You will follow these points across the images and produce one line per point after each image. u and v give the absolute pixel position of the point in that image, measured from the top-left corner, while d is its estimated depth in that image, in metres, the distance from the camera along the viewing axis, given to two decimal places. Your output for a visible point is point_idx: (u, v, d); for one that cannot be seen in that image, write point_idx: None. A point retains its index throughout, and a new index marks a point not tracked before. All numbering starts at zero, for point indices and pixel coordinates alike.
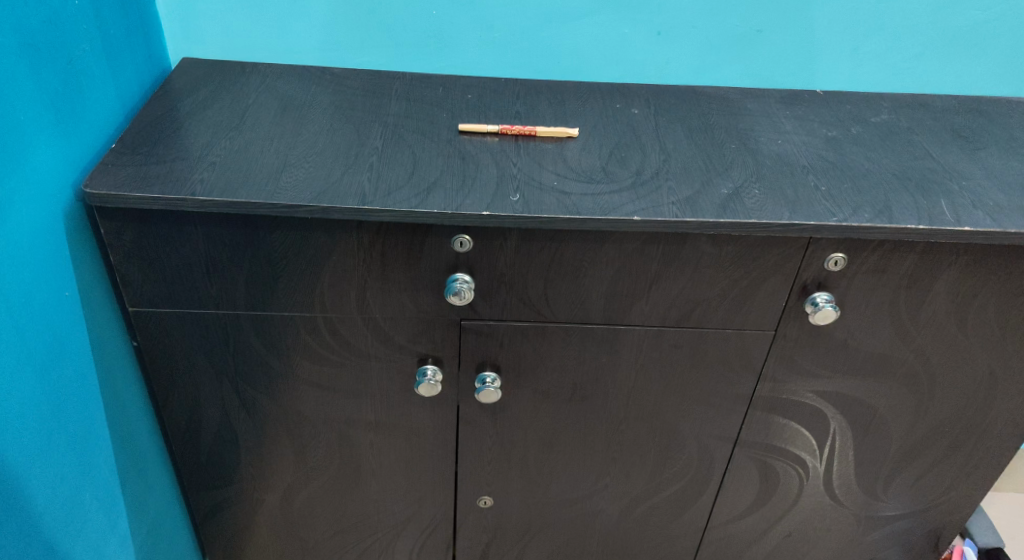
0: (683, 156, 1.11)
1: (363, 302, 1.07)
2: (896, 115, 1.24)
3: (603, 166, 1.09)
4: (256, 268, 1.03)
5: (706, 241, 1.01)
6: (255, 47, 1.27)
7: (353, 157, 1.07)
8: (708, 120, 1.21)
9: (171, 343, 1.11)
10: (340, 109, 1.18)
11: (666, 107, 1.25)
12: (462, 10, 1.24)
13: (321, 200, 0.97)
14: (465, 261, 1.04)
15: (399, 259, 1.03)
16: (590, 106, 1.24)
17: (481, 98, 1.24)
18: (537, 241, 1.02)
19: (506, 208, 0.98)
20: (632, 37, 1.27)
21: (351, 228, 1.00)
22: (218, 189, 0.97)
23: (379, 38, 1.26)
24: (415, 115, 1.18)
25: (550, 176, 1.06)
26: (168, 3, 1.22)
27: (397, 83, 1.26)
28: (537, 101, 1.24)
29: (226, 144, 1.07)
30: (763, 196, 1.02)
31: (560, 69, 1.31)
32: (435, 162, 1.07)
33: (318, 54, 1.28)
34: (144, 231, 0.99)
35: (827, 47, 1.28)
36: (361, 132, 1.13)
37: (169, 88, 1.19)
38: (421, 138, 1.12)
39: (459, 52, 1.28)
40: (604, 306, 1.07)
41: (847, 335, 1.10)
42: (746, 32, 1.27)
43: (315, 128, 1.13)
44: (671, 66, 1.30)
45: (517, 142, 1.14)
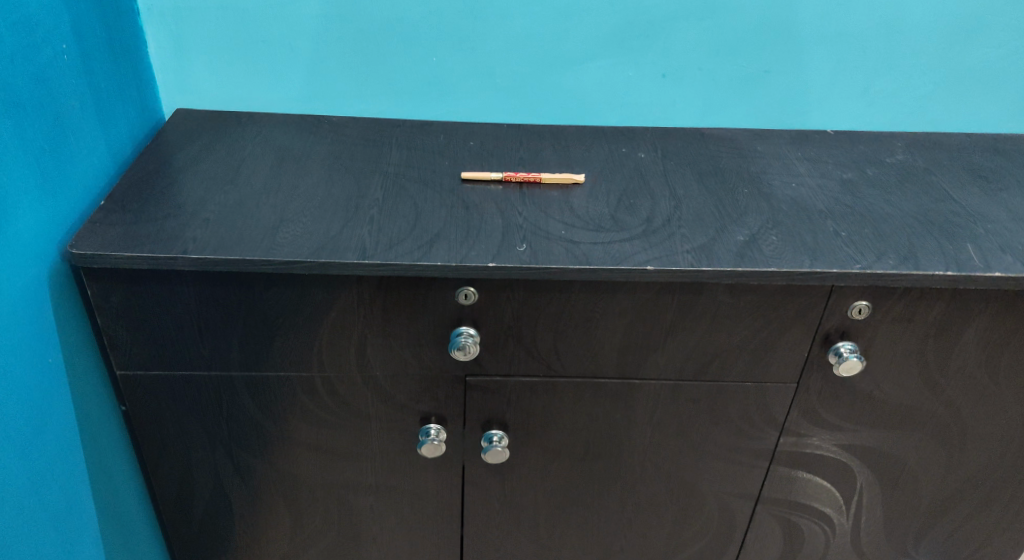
0: (695, 202, 1.07)
1: (363, 360, 1.02)
2: (911, 155, 1.20)
3: (612, 214, 1.05)
4: (251, 327, 0.98)
5: (723, 291, 0.96)
6: (251, 97, 1.24)
7: (352, 209, 1.03)
8: (717, 163, 1.17)
9: (161, 407, 1.05)
10: (338, 160, 1.14)
11: (674, 151, 1.21)
12: (463, 56, 1.21)
13: (319, 255, 0.93)
14: (470, 315, 0.99)
15: (402, 315, 0.98)
16: (596, 151, 1.20)
17: (483, 144, 1.21)
18: (546, 294, 0.97)
19: (513, 260, 0.94)
20: (637, 80, 1.24)
21: (350, 283, 0.95)
22: (211, 246, 0.93)
23: (377, 86, 1.23)
24: (416, 164, 1.14)
25: (558, 225, 1.02)
26: (161, 55, 1.19)
27: (397, 131, 1.23)
28: (541, 147, 1.21)
29: (221, 199, 1.03)
30: (781, 243, 0.98)
31: (564, 114, 1.27)
32: (437, 212, 1.03)
33: (315, 103, 1.25)
34: (133, 292, 0.95)
35: (836, 87, 1.25)
36: (361, 183, 1.09)
37: (162, 141, 1.16)
38: (422, 188, 1.08)
39: (460, 98, 1.25)
40: (617, 361, 1.02)
41: (873, 386, 1.04)
42: (753, 74, 1.24)
43: (312, 180, 1.09)
44: (677, 109, 1.27)
45: (522, 190, 1.10)
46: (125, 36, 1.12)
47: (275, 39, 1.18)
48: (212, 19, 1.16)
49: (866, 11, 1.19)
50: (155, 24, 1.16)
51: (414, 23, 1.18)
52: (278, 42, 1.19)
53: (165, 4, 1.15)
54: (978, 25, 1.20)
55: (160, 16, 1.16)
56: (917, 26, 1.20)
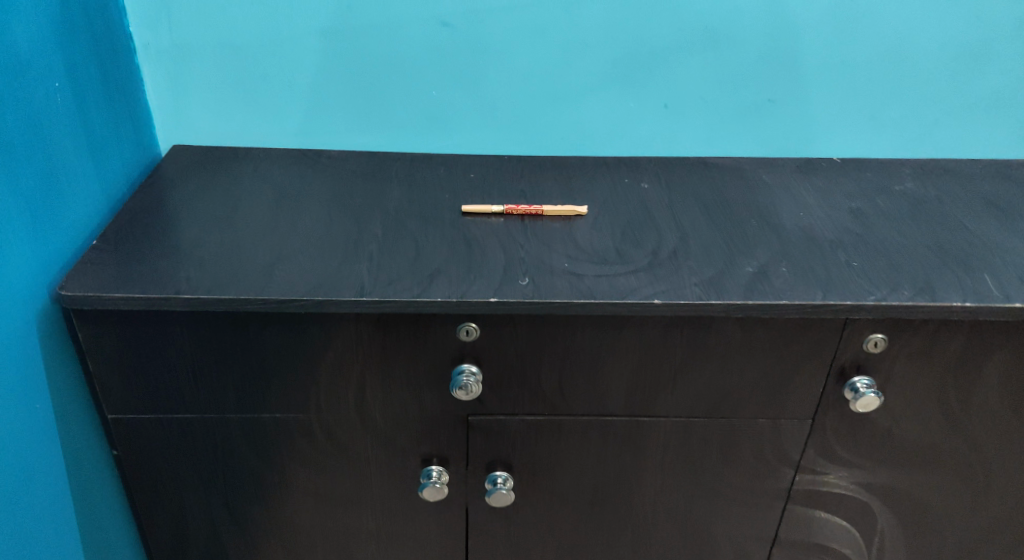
0: (701, 234, 1.05)
1: (362, 401, 0.98)
2: (921, 184, 1.17)
3: (617, 246, 1.02)
4: (247, 369, 0.95)
5: (733, 326, 0.93)
6: (248, 133, 1.22)
7: (350, 245, 1.00)
8: (723, 194, 1.15)
9: (154, 452, 1.02)
10: (337, 196, 1.12)
11: (679, 182, 1.19)
12: (463, 89, 1.20)
13: (316, 292, 0.90)
14: (472, 352, 0.96)
15: (402, 354, 0.95)
16: (599, 183, 1.18)
17: (484, 177, 1.19)
18: (550, 330, 0.94)
19: (515, 295, 0.91)
20: (640, 111, 1.22)
21: (348, 321, 0.92)
22: (205, 286, 0.91)
23: (376, 120, 1.22)
24: (416, 199, 1.12)
25: (561, 258, 0.99)
26: (159, 92, 1.18)
27: (397, 165, 1.21)
28: (543, 179, 1.19)
29: (216, 237, 1.00)
30: (792, 275, 0.95)
31: (565, 146, 1.25)
32: (438, 247, 1.01)
33: (313, 138, 1.23)
34: (124, 334, 0.92)
35: (843, 115, 1.23)
36: (359, 219, 1.06)
37: (158, 179, 1.14)
38: (423, 223, 1.06)
39: (460, 131, 1.23)
40: (625, 399, 0.99)
41: (891, 423, 1.00)
42: (758, 103, 1.22)
43: (310, 216, 1.07)
44: (681, 139, 1.25)
45: (524, 223, 1.07)
46: (122, 75, 1.11)
47: (273, 75, 1.17)
48: (209, 55, 1.15)
49: (871, 39, 1.17)
50: (152, 62, 1.15)
51: (413, 57, 1.17)
52: (276, 78, 1.18)
53: (162, 42, 1.14)
54: (986, 52, 1.18)
55: (157, 54, 1.15)
56: (924, 54, 1.18)
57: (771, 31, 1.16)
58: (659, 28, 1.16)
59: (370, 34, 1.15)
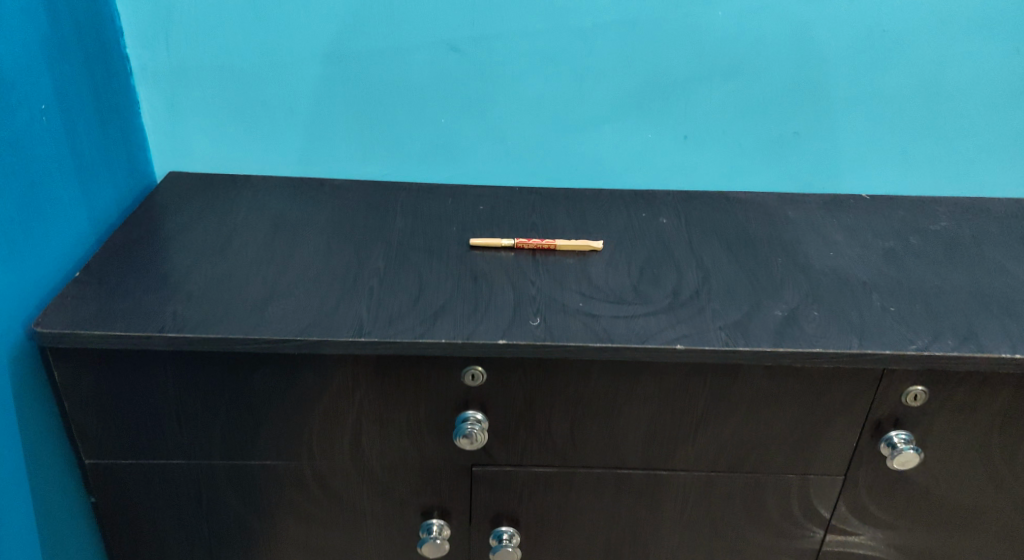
0: (725, 273, 0.98)
1: (359, 449, 0.91)
2: (957, 223, 1.11)
3: (635, 284, 0.95)
4: (235, 413, 0.89)
5: (760, 375, 0.86)
6: (247, 160, 1.17)
7: (349, 279, 0.94)
8: (746, 230, 1.08)
9: (133, 500, 0.94)
10: (338, 226, 1.06)
11: (699, 217, 1.12)
12: (473, 118, 1.14)
13: (312, 331, 0.84)
14: (477, 398, 0.89)
15: (403, 399, 0.88)
16: (614, 217, 1.12)
17: (493, 209, 1.13)
18: (562, 375, 0.87)
19: (525, 336, 0.85)
20: (658, 142, 1.17)
21: (344, 363, 0.86)
22: (192, 323, 0.84)
23: (381, 148, 1.16)
24: (422, 231, 1.06)
25: (574, 296, 0.93)
26: (155, 116, 1.13)
27: (402, 195, 1.15)
28: (555, 212, 1.13)
29: (208, 269, 0.95)
30: (825, 321, 0.89)
31: (579, 178, 1.19)
32: (443, 282, 0.94)
33: (314, 166, 1.18)
34: (104, 374, 0.85)
35: (872, 150, 1.17)
36: (360, 252, 1.00)
37: (150, 207, 1.09)
38: (427, 257, 1.00)
39: (469, 160, 1.18)
40: (642, 451, 0.92)
41: (929, 481, 0.93)
42: (782, 135, 1.16)
43: (309, 248, 1.01)
44: (701, 173, 1.19)
45: (535, 258, 1.01)
46: (116, 98, 1.06)
47: (275, 100, 1.12)
48: (208, 78, 1.10)
49: (902, 70, 1.11)
50: (148, 85, 1.11)
51: (422, 83, 1.12)
52: (278, 104, 1.13)
53: (159, 64, 1.09)
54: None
55: (154, 77, 1.10)
56: (959, 86, 1.12)
57: (797, 61, 1.11)
58: (679, 57, 1.10)
59: (376, 59, 1.10)
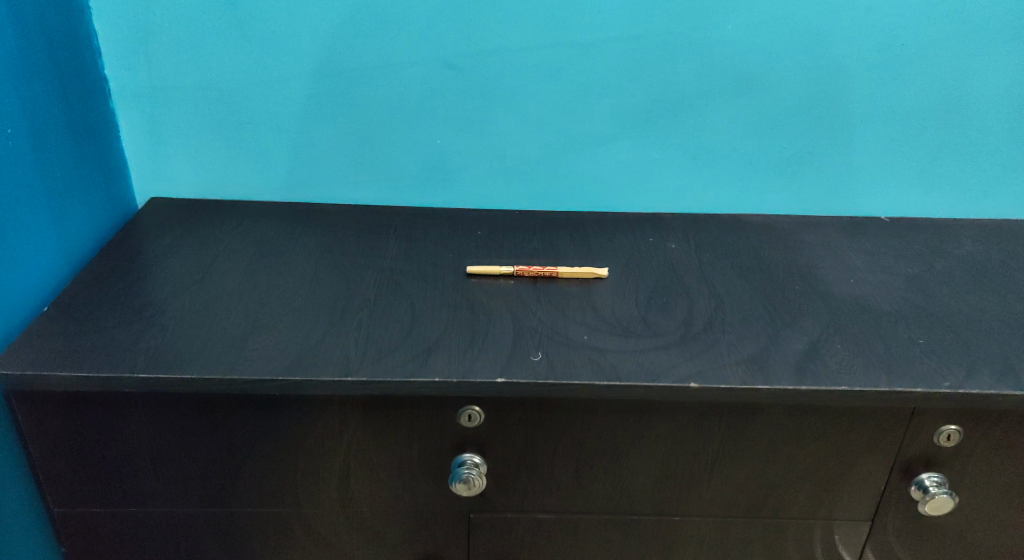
0: (738, 302, 0.92)
1: (347, 495, 0.85)
2: (983, 247, 1.05)
3: (643, 314, 0.89)
4: (213, 457, 0.82)
5: (781, 414, 0.80)
6: (233, 184, 1.11)
7: (337, 311, 0.88)
8: (760, 256, 1.02)
9: (104, 551, 0.88)
10: (327, 254, 1.00)
11: (709, 241, 1.06)
12: (470, 139, 1.09)
13: (295, 370, 0.78)
14: (474, 440, 0.83)
15: (394, 441, 0.82)
16: (620, 241, 1.06)
17: (492, 234, 1.07)
18: (566, 415, 0.81)
19: (525, 373, 0.79)
20: (664, 163, 1.11)
21: (331, 404, 0.80)
22: (164, 361, 0.78)
23: (374, 171, 1.11)
24: (416, 258, 1.00)
25: (579, 328, 0.86)
26: (135, 139, 1.08)
27: (396, 220, 1.09)
28: (557, 236, 1.07)
29: (187, 302, 0.89)
30: (848, 355, 0.83)
31: (582, 201, 1.14)
32: (438, 314, 0.88)
33: (304, 190, 1.12)
34: (70, 418, 0.79)
35: (890, 169, 1.11)
36: (350, 280, 0.94)
37: (128, 235, 1.03)
38: (421, 285, 0.94)
39: (466, 183, 1.12)
40: (653, 495, 0.85)
41: (962, 525, 0.87)
42: (796, 154, 1.10)
43: (295, 277, 0.95)
44: (710, 194, 1.13)
45: (536, 285, 0.95)
46: (92, 121, 1.01)
47: (261, 121, 1.07)
48: (191, 99, 1.05)
49: (921, 86, 1.05)
50: (128, 107, 1.05)
51: (415, 103, 1.06)
52: (265, 125, 1.07)
53: (139, 85, 1.04)
54: None
55: (134, 98, 1.05)
56: (982, 102, 1.07)
57: (810, 77, 1.05)
58: (686, 73, 1.05)
59: (367, 78, 1.04)
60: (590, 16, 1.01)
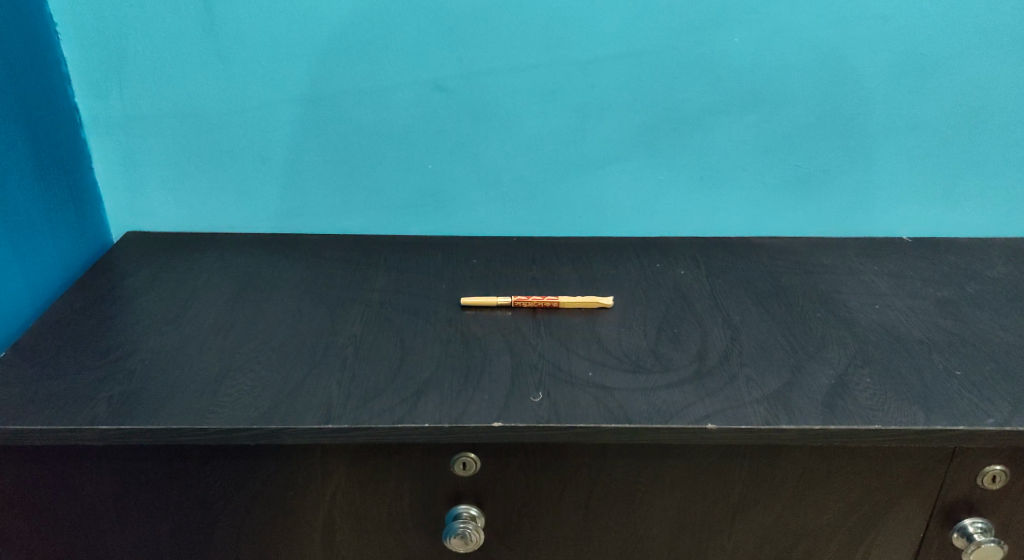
0: (756, 332, 0.85)
1: (333, 551, 0.78)
2: (1014, 267, 0.99)
3: (653, 347, 0.82)
4: (185, 514, 0.75)
5: (806, 456, 0.73)
6: (214, 216, 1.05)
7: (320, 350, 0.81)
8: (776, 281, 0.96)
9: None
10: (312, 287, 0.93)
11: (721, 266, 0.99)
12: (464, 164, 1.03)
13: (271, 419, 0.71)
14: (470, 489, 0.75)
15: (383, 492, 0.75)
16: (625, 267, 0.99)
17: (489, 263, 1.00)
18: (571, 460, 0.74)
19: (525, 416, 0.71)
20: (671, 184, 1.04)
21: (313, 453, 0.73)
22: (127, 411, 0.71)
23: (362, 199, 1.04)
24: (408, 289, 0.93)
25: (582, 364, 0.79)
26: (110, 170, 1.02)
27: (387, 250, 1.03)
28: (558, 263, 1.00)
29: (157, 343, 0.82)
30: (880, 389, 0.76)
31: (584, 226, 1.07)
32: (429, 350, 0.81)
33: (288, 221, 1.06)
34: (26, 474, 0.72)
35: (912, 187, 1.04)
36: (335, 315, 0.88)
37: (100, 271, 0.97)
38: (412, 319, 0.87)
39: (461, 210, 1.06)
40: (668, 546, 0.78)
41: None
42: (810, 173, 1.04)
43: (276, 313, 0.88)
44: (720, 217, 1.06)
45: (536, 316, 0.88)
46: (61, 151, 0.95)
47: (242, 149, 1.01)
48: (167, 127, 0.99)
49: (943, 98, 0.99)
50: (101, 136, 1.00)
51: (406, 127, 1.00)
52: (247, 153, 1.01)
53: (113, 113, 0.98)
54: None
55: (107, 127, 0.99)
56: (1009, 114, 1.00)
57: (825, 91, 0.99)
58: (693, 89, 0.99)
59: (354, 101, 0.98)
60: (589, 31, 0.95)
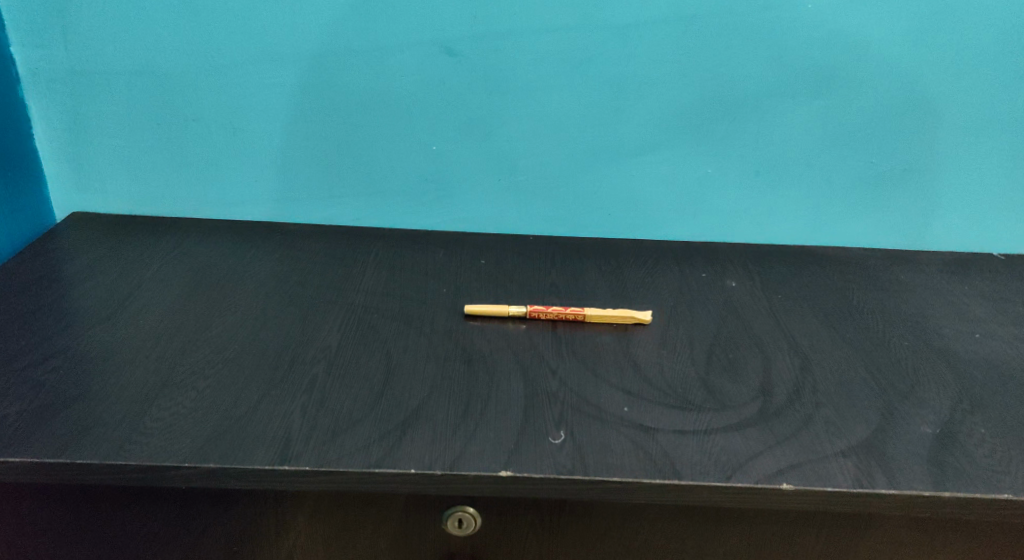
0: (831, 362, 0.68)
1: None
2: None
3: (703, 377, 0.65)
4: None
5: (904, 527, 0.57)
6: (176, 197, 0.89)
7: (284, 364, 0.64)
8: (847, 299, 0.79)
9: None
10: (284, 284, 0.77)
11: (780, 278, 0.83)
12: (473, 145, 0.86)
13: (211, 454, 0.54)
14: (466, 551, 0.59)
15: (354, 551, 0.58)
16: (664, 275, 0.83)
17: (499, 264, 0.83)
18: (598, 520, 0.57)
19: (542, 464, 0.55)
20: (720, 178, 0.87)
21: (264, 499, 0.56)
22: (24, 436, 0.55)
23: (352, 183, 0.88)
24: (399, 292, 0.76)
25: (615, 396, 0.62)
26: (53, 138, 0.86)
27: (379, 244, 0.87)
28: (582, 268, 0.83)
29: (82, 346, 0.65)
30: (999, 443, 0.59)
31: (614, 226, 0.90)
32: (422, 370, 0.64)
33: (265, 206, 0.89)
34: None
35: (1007, 193, 0.88)
36: (308, 320, 0.71)
37: (33, 255, 0.80)
38: (402, 328, 0.70)
39: (468, 201, 0.89)
40: None
41: None
42: (886, 171, 0.87)
43: (235, 315, 0.71)
44: (776, 221, 0.90)
45: (555, 331, 0.71)
46: None
47: (210, 116, 0.84)
48: (122, 88, 0.83)
49: None
50: (42, 97, 0.83)
51: (406, 98, 0.84)
52: (216, 123, 0.85)
53: (56, 68, 0.82)
54: None
55: (50, 85, 0.83)
56: None
57: (910, 74, 0.82)
58: (753, 65, 0.82)
59: (345, 64, 0.82)
60: None
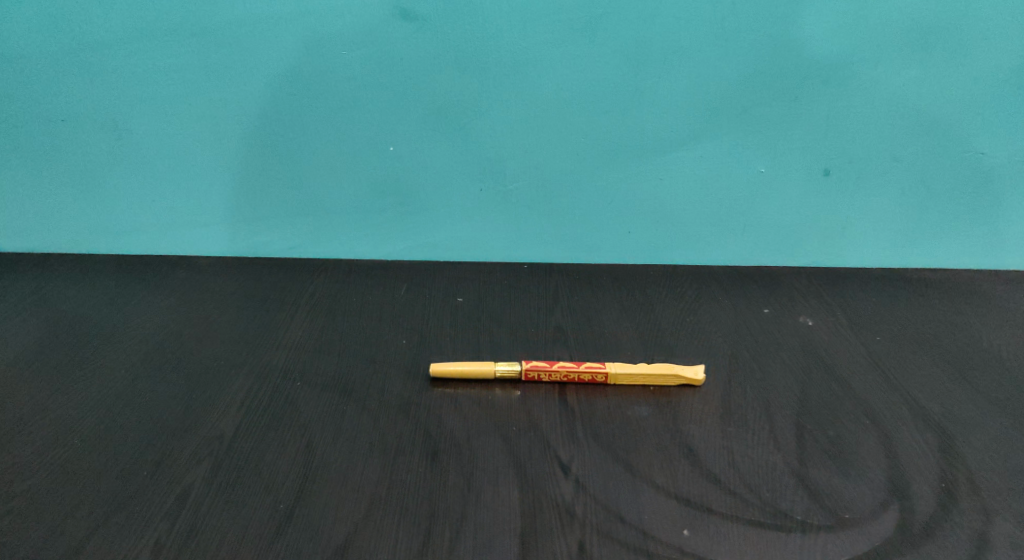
0: (986, 439, 0.45)
1: None
2: None
3: (797, 470, 0.42)
4: None
5: None
6: (49, 227, 0.66)
7: (143, 481, 0.41)
8: (972, 338, 0.56)
9: None
10: (175, 341, 0.54)
11: (869, 312, 0.60)
12: (436, 145, 0.62)
13: None
14: None
15: None
16: (710, 312, 0.60)
17: (483, 301, 0.61)
18: None
19: None
20: (777, 181, 0.64)
21: None
22: None
23: (277, 201, 0.65)
24: (338, 347, 0.53)
25: (665, 509, 0.39)
26: None
27: (319, 279, 0.64)
28: (597, 304, 0.61)
29: None
30: None
31: (634, 247, 0.67)
32: (359, 476, 0.41)
33: (168, 234, 0.67)
34: None
35: None
36: (198, 395, 0.48)
37: None
38: (337, 403, 0.47)
39: (437, 221, 0.66)
40: None
41: None
42: (1007, 165, 0.62)
43: (92, 394, 0.48)
44: (850, 236, 0.66)
45: (564, 399, 0.47)
46: None
47: (83, 121, 0.61)
48: None
49: None
50: None
51: (344, 83, 0.60)
52: (88, 127, 0.61)
53: None
54: None
55: None
56: None
57: None
58: (825, 24, 0.57)
59: (249, 39, 0.58)
60: None
